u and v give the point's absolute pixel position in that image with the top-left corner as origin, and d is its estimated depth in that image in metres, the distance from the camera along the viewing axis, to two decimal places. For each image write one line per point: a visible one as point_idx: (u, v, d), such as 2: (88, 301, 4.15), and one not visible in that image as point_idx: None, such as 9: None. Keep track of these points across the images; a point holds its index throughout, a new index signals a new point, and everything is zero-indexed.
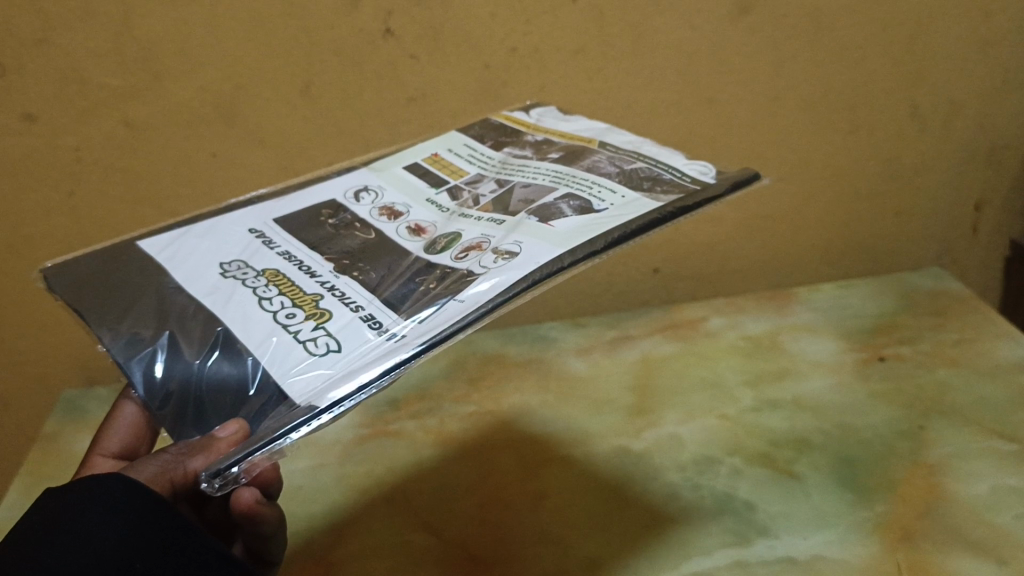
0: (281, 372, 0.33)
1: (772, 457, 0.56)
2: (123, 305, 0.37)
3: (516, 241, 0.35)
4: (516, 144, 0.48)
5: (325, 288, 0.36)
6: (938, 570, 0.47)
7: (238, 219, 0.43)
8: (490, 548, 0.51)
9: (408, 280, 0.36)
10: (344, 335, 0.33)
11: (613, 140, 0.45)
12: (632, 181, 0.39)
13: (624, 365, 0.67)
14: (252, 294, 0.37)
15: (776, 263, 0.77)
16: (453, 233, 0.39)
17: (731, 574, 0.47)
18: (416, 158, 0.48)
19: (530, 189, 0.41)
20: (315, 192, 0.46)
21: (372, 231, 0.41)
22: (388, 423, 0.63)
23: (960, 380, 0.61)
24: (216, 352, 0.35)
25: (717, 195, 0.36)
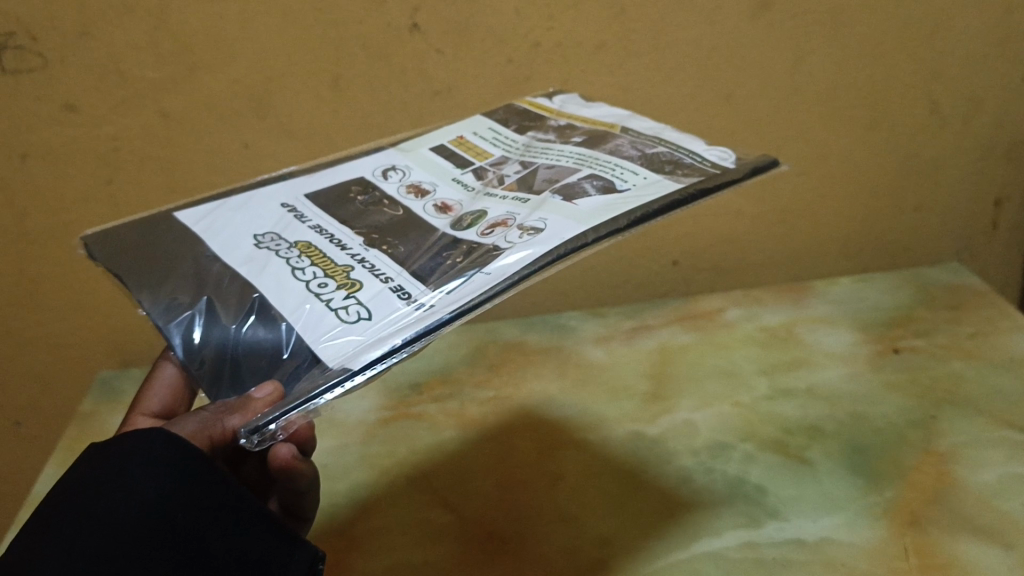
0: (313, 337, 0.34)
1: (784, 444, 0.57)
2: (161, 271, 0.40)
3: (541, 218, 0.37)
4: (539, 129, 0.49)
5: (356, 260, 0.38)
6: (944, 554, 0.48)
7: (271, 194, 0.46)
8: (507, 527, 0.52)
9: (436, 255, 0.37)
10: (375, 304, 0.35)
11: (635, 126, 0.47)
12: (653, 165, 0.40)
13: (642, 354, 0.68)
14: (286, 264, 0.39)
15: (794, 257, 0.78)
16: (478, 211, 0.40)
17: (742, 554, 0.48)
18: (442, 140, 0.50)
19: (554, 170, 0.42)
20: (344, 170, 0.48)
21: (400, 207, 0.43)
22: (411, 406, 0.64)
23: (974, 372, 0.62)
24: (252, 317, 0.37)
25: (735, 179, 0.37)
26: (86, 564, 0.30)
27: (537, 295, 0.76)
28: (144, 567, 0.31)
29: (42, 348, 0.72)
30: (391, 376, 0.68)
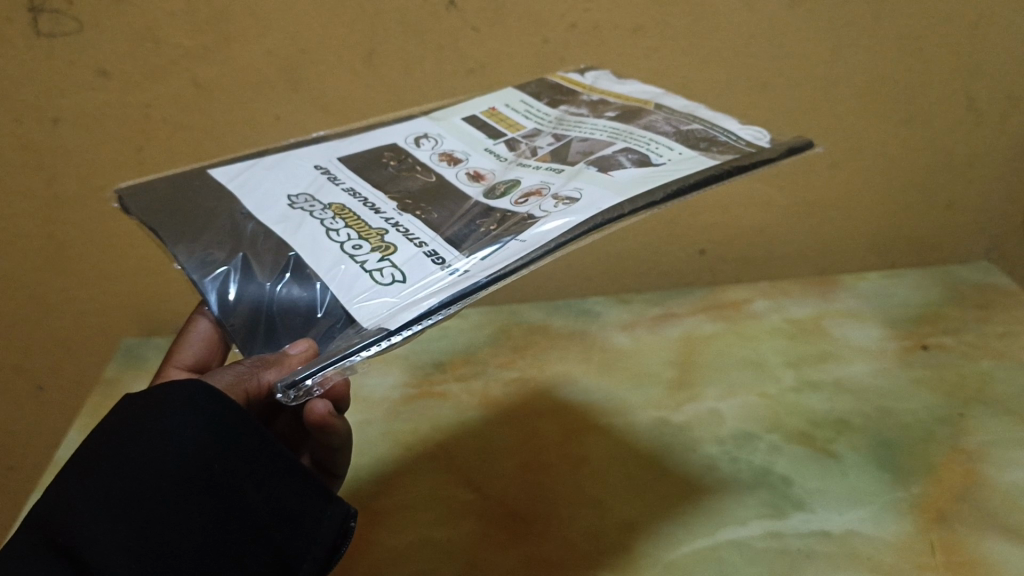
0: (348, 298, 0.35)
1: (811, 436, 0.57)
2: (196, 226, 0.39)
3: (576, 188, 0.36)
4: (572, 103, 0.49)
5: (389, 224, 0.38)
6: (971, 551, 0.47)
7: (305, 155, 0.46)
8: (530, 508, 0.52)
9: (470, 223, 0.37)
10: (408, 268, 0.35)
11: (669, 103, 0.46)
12: (689, 140, 0.40)
13: (667, 341, 0.67)
14: (320, 225, 0.39)
15: (821, 250, 0.77)
16: (512, 180, 0.40)
17: (766, 543, 0.48)
18: (474, 110, 0.50)
19: (588, 143, 0.42)
20: (377, 137, 0.48)
21: (433, 174, 0.43)
22: (434, 384, 0.64)
23: (1003, 372, 0.61)
24: (287, 275, 0.36)
25: (771, 159, 0.36)
26: (115, 519, 0.30)
27: (562, 279, 0.75)
28: (177, 517, 0.31)
29: (67, 314, 0.72)
30: (414, 355, 0.68)
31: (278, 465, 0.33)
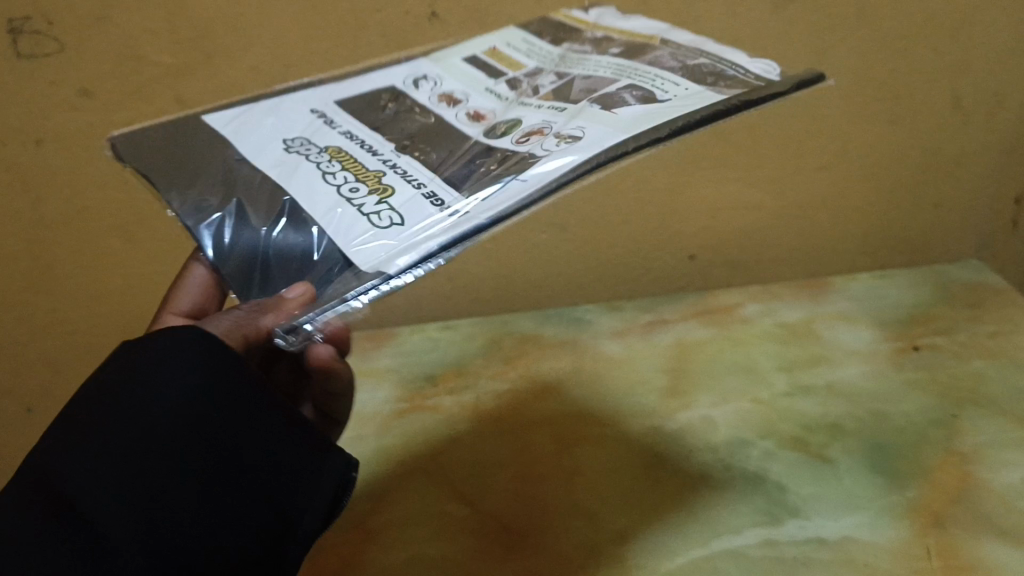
0: (347, 241, 0.35)
1: (804, 441, 0.56)
2: (192, 171, 0.40)
3: (578, 127, 0.36)
4: (574, 40, 0.49)
5: (386, 164, 0.39)
6: (968, 555, 0.48)
7: (302, 100, 0.46)
8: (524, 521, 0.52)
9: (469, 162, 0.38)
10: (405, 206, 0.36)
11: (675, 39, 0.45)
12: (695, 75, 0.39)
13: (658, 348, 0.67)
14: (317, 168, 0.39)
15: (809, 250, 0.77)
16: (511, 121, 0.41)
17: (761, 552, 0.48)
18: (475, 50, 0.50)
19: (591, 80, 0.42)
20: (377, 79, 0.48)
21: (432, 116, 0.44)
22: (425, 397, 0.64)
23: (996, 371, 0.60)
24: (282, 220, 0.37)
25: (783, 92, 0.35)
26: (106, 462, 0.30)
27: (552, 286, 0.75)
28: (173, 466, 0.31)
29: (54, 333, 0.71)
30: (405, 367, 0.68)
31: (271, 422, 0.34)
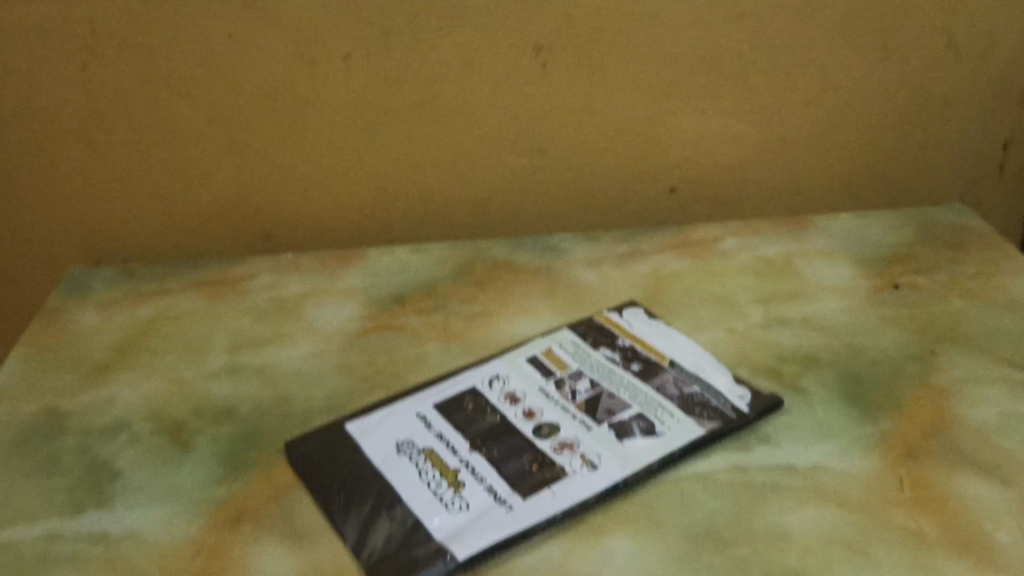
0: (422, 511, 0.46)
1: (778, 371, 0.55)
2: (319, 456, 0.50)
3: (597, 451, 0.49)
4: (610, 345, 0.57)
5: (462, 463, 0.49)
6: (940, 487, 0.47)
7: (408, 405, 0.53)
8: (486, 439, 0.50)
9: (523, 472, 0.48)
10: (474, 499, 0.46)
11: (681, 357, 0.56)
12: (688, 407, 0.52)
13: (634, 278, 0.65)
14: (413, 468, 0.49)
15: (792, 190, 0.75)
16: (553, 423, 0.51)
17: (729, 477, 0.48)
18: (534, 350, 0.57)
19: (616, 400, 0.53)
20: (459, 377, 0.55)
21: (498, 414, 0.52)
22: (391, 317, 0.62)
23: (976, 310, 0.59)
24: (384, 509, 0.46)
25: (744, 420, 0.51)
26: None
27: (528, 215, 0.73)
28: None
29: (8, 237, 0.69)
30: (373, 287, 0.66)
31: None
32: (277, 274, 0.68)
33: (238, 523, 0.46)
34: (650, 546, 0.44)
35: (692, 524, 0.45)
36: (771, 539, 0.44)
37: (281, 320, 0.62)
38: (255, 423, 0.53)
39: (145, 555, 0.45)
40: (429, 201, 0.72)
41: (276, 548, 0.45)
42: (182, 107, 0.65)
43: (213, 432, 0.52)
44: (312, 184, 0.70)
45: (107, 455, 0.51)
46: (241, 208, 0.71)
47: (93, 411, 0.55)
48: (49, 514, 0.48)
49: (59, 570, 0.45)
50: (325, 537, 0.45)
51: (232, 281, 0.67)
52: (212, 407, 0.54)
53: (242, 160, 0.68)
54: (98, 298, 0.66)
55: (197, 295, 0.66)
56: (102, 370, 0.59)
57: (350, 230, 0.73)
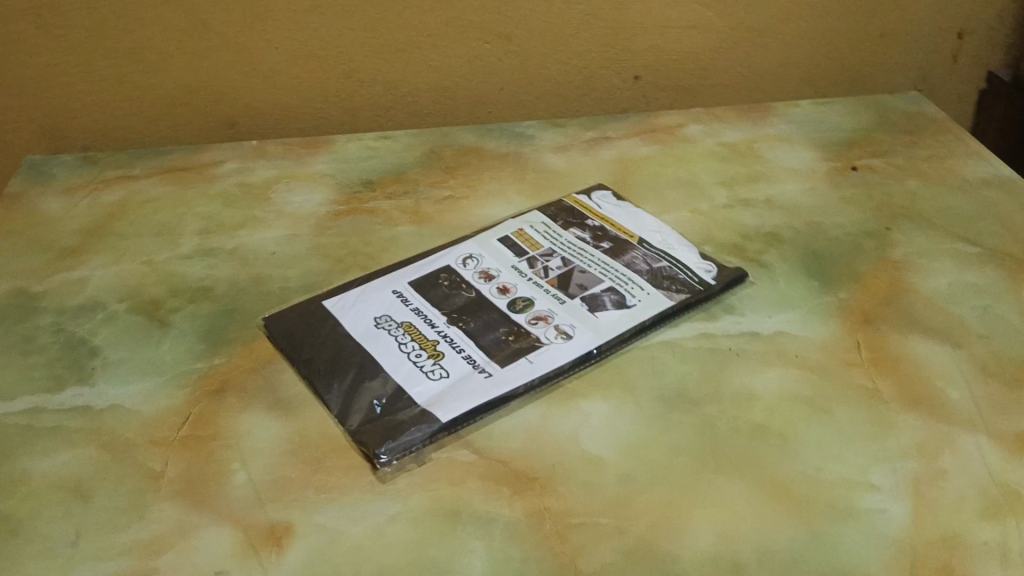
0: (404, 379, 0.47)
1: (742, 247, 0.57)
2: (299, 331, 0.51)
3: (572, 323, 0.51)
4: (580, 225, 0.59)
5: (440, 335, 0.50)
6: (894, 349, 0.49)
7: (383, 284, 0.54)
8: (462, 312, 0.52)
9: (500, 342, 0.49)
10: (453, 367, 0.48)
11: (649, 235, 0.58)
12: (656, 280, 0.54)
13: (601, 162, 0.66)
14: (392, 341, 0.50)
15: (754, 78, 0.76)
16: (528, 297, 0.53)
17: (697, 344, 0.50)
18: (505, 229, 0.58)
19: (587, 275, 0.54)
20: (432, 257, 0.56)
21: (474, 290, 0.53)
22: (363, 201, 0.63)
23: (930, 191, 0.62)
24: (366, 378, 0.47)
25: (712, 292, 0.53)
26: None
27: (494, 102, 0.74)
28: None
29: None
30: (342, 173, 0.66)
31: None
32: (243, 161, 0.68)
33: (221, 395, 0.47)
34: (623, 407, 0.46)
35: (663, 387, 0.47)
36: (737, 396, 0.47)
37: (250, 205, 0.63)
38: (232, 302, 0.54)
39: (129, 425, 0.46)
40: (394, 88, 0.72)
41: (261, 417, 0.46)
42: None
43: (191, 310, 0.54)
44: (274, 69, 0.69)
45: (84, 333, 0.52)
46: (202, 95, 0.70)
47: (65, 292, 0.55)
48: (31, 388, 0.48)
49: (44, 439, 0.45)
50: (310, 406, 0.47)
51: (199, 167, 0.67)
52: (187, 287, 0.55)
53: (202, 45, 0.67)
54: (60, 184, 0.65)
55: (162, 182, 0.66)
56: (71, 254, 0.58)
57: (314, 117, 0.73)
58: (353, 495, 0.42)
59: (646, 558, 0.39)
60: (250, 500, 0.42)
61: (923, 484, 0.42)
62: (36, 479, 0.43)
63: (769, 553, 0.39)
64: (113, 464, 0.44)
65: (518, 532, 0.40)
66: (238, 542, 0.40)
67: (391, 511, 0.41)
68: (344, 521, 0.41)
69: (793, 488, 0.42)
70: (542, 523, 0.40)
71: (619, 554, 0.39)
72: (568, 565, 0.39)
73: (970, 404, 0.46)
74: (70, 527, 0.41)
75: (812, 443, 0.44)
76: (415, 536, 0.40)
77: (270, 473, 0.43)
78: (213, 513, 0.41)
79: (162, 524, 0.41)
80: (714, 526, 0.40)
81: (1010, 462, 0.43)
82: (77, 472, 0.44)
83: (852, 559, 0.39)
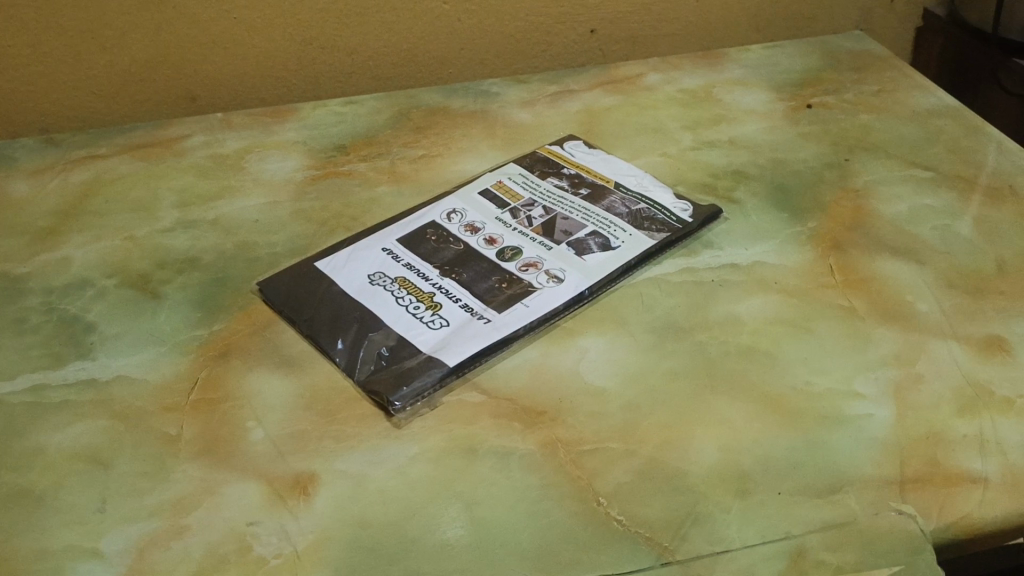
0: (406, 330, 0.48)
1: (712, 186, 0.59)
2: (295, 293, 0.52)
3: (561, 267, 0.53)
4: (556, 176, 0.60)
5: (435, 287, 0.51)
6: (865, 270, 0.52)
7: (372, 243, 0.55)
8: (453, 264, 0.53)
9: (494, 290, 0.51)
10: (452, 315, 0.49)
11: (624, 181, 0.60)
12: (636, 222, 0.56)
13: (567, 115, 0.68)
14: (389, 295, 0.51)
15: (705, 26, 0.79)
16: (515, 246, 0.54)
17: (681, 278, 0.52)
18: (485, 184, 0.60)
19: (569, 222, 0.56)
20: (416, 214, 0.57)
21: (462, 243, 0.54)
22: (339, 165, 0.63)
23: (882, 123, 0.65)
24: (369, 332, 0.49)
25: (691, 229, 0.55)
26: None
27: (455, 63, 0.75)
28: None
29: None
30: (313, 139, 0.66)
31: None
32: (211, 133, 0.68)
33: (226, 358, 0.48)
34: (619, 341, 0.48)
35: (655, 319, 0.50)
36: (725, 323, 0.49)
37: (225, 176, 0.63)
38: (222, 270, 0.54)
39: (138, 394, 0.46)
40: (356, 53, 0.72)
41: (269, 375, 0.47)
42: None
43: (181, 280, 0.54)
44: (234, 41, 0.69)
45: (76, 310, 0.52)
46: (162, 70, 0.69)
47: (49, 272, 0.55)
48: (31, 366, 0.48)
49: (53, 414, 0.45)
50: (316, 362, 0.48)
51: (166, 142, 0.67)
52: (174, 259, 0.56)
53: (160, 18, 0.66)
54: (25, 167, 0.64)
55: (130, 158, 0.65)
56: (49, 234, 0.58)
57: (277, 87, 0.72)
58: (371, 441, 0.43)
59: (658, 476, 0.41)
60: (271, 454, 0.43)
61: (904, 388, 0.45)
62: (52, 452, 0.43)
63: (771, 461, 0.42)
64: (128, 432, 0.44)
65: (535, 462, 0.42)
66: (265, 494, 0.41)
67: (410, 452, 0.43)
68: (366, 466, 0.42)
69: (786, 401, 0.45)
70: (556, 452, 0.42)
71: (633, 474, 0.41)
72: (586, 488, 0.41)
73: (939, 314, 0.49)
74: (95, 494, 0.41)
75: (799, 359, 0.47)
76: (437, 473, 0.42)
77: (286, 428, 0.44)
78: (236, 469, 0.42)
79: (187, 484, 0.42)
80: (718, 441, 0.43)
81: (980, 362, 0.46)
82: (93, 443, 0.44)
83: (848, 460, 0.42)
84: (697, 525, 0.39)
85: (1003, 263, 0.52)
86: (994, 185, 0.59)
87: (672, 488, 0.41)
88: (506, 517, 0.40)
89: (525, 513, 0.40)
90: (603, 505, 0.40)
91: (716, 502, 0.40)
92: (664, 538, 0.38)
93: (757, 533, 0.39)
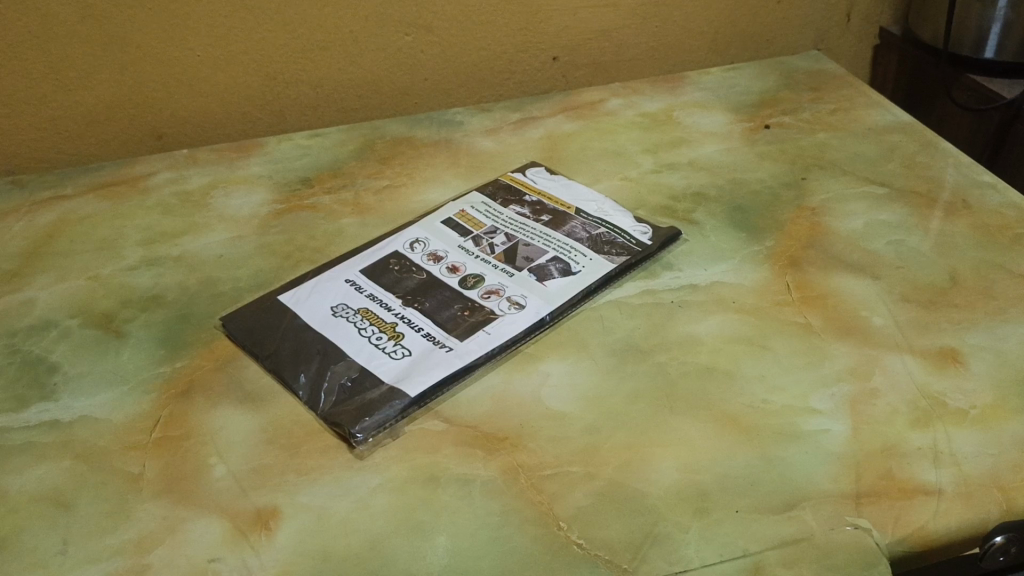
0: (368, 362, 0.49)
1: (672, 209, 0.60)
2: (260, 329, 0.52)
3: (522, 293, 0.53)
4: (518, 203, 0.61)
5: (398, 317, 0.52)
6: (822, 287, 0.53)
7: (335, 275, 0.56)
8: (415, 293, 0.53)
9: (457, 318, 0.51)
10: (414, 345, 0.50)
11: (585, 206, 0.61)
12: (597, 246, 0.57)
13: (529, 142, 0.69)
14: (353, 327, 0.51)
15: (665, 51, 0.80)
16: (477, 274, 0.55)
17: (641, 300, 0.53)
18: (448, 213, 0.61)
19: (531, 248, 0.57)
20: (379, 245, 0.58)
21: (425, 272, 0.55)
22: (303, 198, 0.64)
23: (838, 141, 0.66)
24: (331, 364, 0.49)
25: (650, 252, 0.56)
26: None
27: (419, 94, 0.76)
28: None
29: None
30: (278, 173, 0.67)
31: None
32: (176, 170, 0.68)
33: (189, 396, 0.48)
34: (580, 365, 0.49)
35: (615, 341, 0.50)
36: (684, 343, 0.50)
37: (190, 212, 0.63)
38: (187, 306, 0.55)
39: (101, 433, 0.46)
40: (320, 87, 0.73)
41: (232, 411, 0.47)
42: (54, 5, 0.63)
43: (146, 318, 0.54)
44: (199, 78, 0.70)
45: (40, 351, 0.52)
46: (127, 109, 0.69)
47: (14, 314, 0.55)
48: None
49: (15, 457, 0.45)
50: (279, 396, 0.48)
51: (132, 181, 0.67)
52: (139, 297, 0.56)
53: (124, 58, 0.67)
54: None
55: (96, 198, 0.66)
56: (14, 276, 0.58)
57: (243, 122, 0.73)
58: (334, 473, 0.44)
59: (618, 498, 0.42)
60: (233, 490, 0.43)
61: (859, 402, 0.46)
62: (14, 495, 0.43)
63: (729, 479, 0.42)
64: (91, 472, 0.44)
65: (497, 488, 0.42)
66: (228, 530, 0.41)
67: (373, 483, 0.43)
68: (329, 499, 0.42)
69: (744, 419, 0.45)
70: (517, 478, 0.43)
71: (593, 498, 0.42)
72: (546, 513, 0.41)
73: (894, 328, 0.50)
74: (57, 536, 0.41)
75: (756, 376, 0.47)
76: (399, 503, 0.42)
77: (249, 463, 0.44)
78: (198, 506, 0.42)
79: (149, 522, 0.42)
80: (678, 461, 0.43)
81: (934, 374, 0.47)
82: (54, 484, 0.44)
83: (805, 476, 0.42)
84: (656, 545, 0.39)
85: (956, 275, 0.53)
86: (947, 198, 0.60)
87: (632, 509, 0.41)
88: (466, 544, 0.40)
89: (485, 540, 0.40)
90: (563, 529, 0.40)
91: (675, 522, 0.40)
92: (623, 559, 0.39)
93: (715, 552, 0.39)
